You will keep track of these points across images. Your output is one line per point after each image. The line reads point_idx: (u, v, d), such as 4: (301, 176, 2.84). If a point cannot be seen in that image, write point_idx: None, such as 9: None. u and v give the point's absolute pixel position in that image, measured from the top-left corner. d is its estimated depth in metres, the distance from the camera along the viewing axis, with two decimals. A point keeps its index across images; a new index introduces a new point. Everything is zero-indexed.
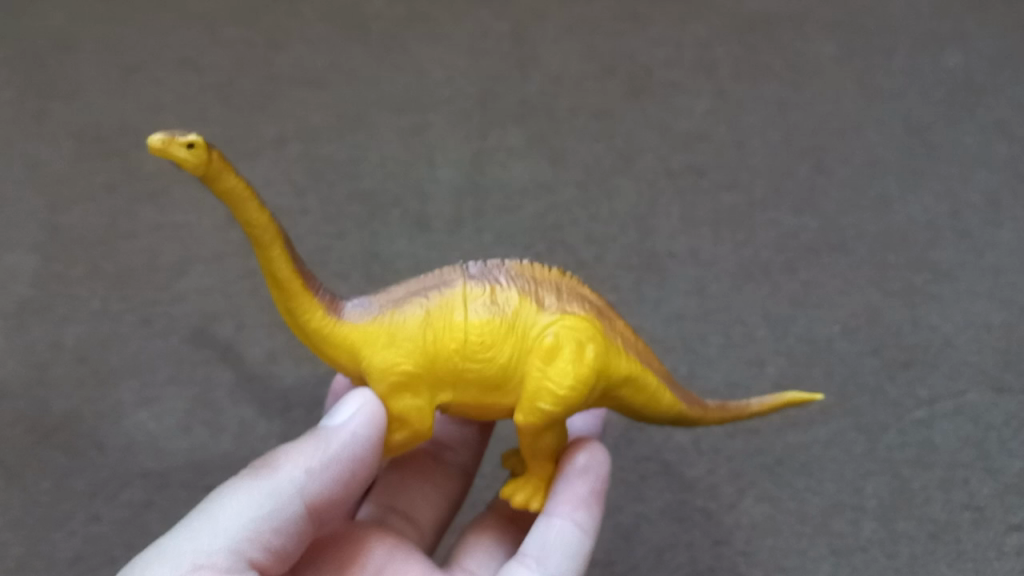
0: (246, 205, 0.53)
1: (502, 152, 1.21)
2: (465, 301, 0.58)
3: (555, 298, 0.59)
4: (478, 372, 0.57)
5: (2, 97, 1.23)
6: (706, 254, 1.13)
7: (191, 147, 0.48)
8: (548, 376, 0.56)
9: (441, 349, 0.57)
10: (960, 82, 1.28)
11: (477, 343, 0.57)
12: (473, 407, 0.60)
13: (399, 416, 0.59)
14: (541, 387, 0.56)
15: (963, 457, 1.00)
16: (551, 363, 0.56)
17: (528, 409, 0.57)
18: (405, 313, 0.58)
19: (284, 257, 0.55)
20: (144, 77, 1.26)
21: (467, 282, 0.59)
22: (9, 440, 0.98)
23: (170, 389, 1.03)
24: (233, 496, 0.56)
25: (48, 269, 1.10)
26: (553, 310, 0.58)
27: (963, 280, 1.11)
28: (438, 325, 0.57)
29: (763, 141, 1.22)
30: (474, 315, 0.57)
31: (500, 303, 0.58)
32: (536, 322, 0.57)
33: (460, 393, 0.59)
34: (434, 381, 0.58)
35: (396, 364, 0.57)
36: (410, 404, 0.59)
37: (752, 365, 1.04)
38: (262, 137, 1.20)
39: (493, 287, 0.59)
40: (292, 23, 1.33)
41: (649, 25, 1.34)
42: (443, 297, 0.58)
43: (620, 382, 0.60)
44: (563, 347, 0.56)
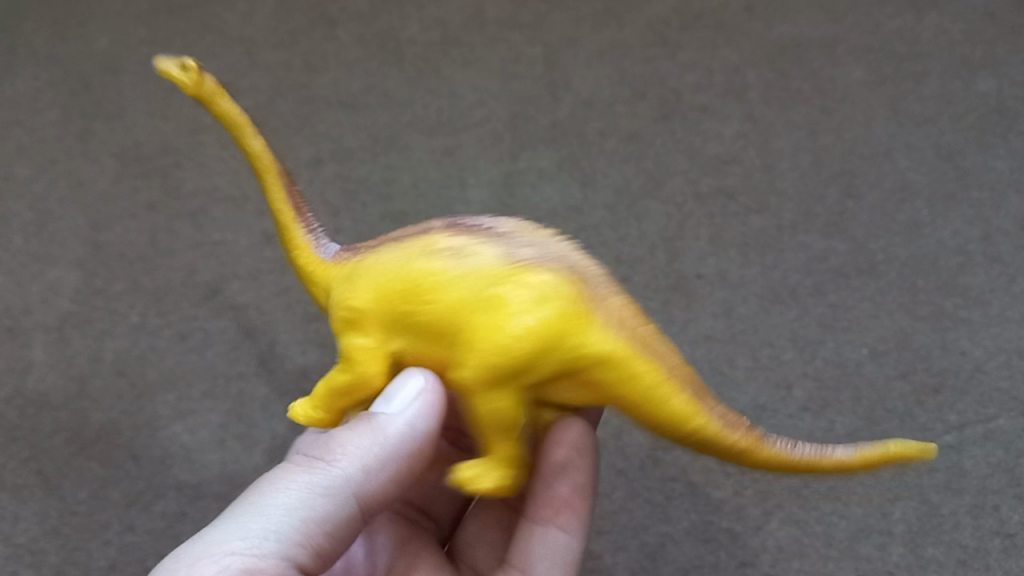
0: (246, 136, 0.56)
1: (532, 174, 1.23)
2: (432, 239, 0.50)
3: (534, 251, 0.48)
4: (421, 313, 0.48)
5: (49, 119, 1.29)
6: (735, 276, 1.13)
7: (185, 69, 0.54)
8: (483, 324, 0.46)
9: (393, 285, 0.49)
10: (992, 108, 1.26)
11: (423, 280, 0.48)
12: (431, 364, 0.50)
13: (345, 358, 0.51)
14: (479, 333, 0.46)
15: (993, 483, 0.99)
16: (493, 308, 0.46)
17: (465, 357, 0.46)
18: (377, 250, 0.52)
19: (283, 191, 0.57)
20: (184, 98, 1.31)
21: (447, 225, 0.51)
22: (51, 451, 1.03)
23: (206, 402, 1.07)
24: (283, 493, 0.51)
25: (90, 285, 1.15)
26: (522, 259, 0.48)
27: (995, 305, 1.10)
28: (397, 260, 0.50)
29: (792, 163, 1.22)
30: (433, 252, 0.49)
31: (465, 245, 0.49)
32: (498, 269, 0.47)
33: (412, 337, 0.49)
34: (385, 320, 0.50)
35: (345, 297, 0.51)
36: (356, 344, 0.50)
37: (779, 388, 1.05)
38: (297, 160, 1.24)
39: (469, 232, 0.50)
40: (328, 47, 1.36)
41: (679, 50, 1.34)
42: (416, 237, 0.51)
43: (592, 357, 0.46)
44: (515, 294, 0.46)
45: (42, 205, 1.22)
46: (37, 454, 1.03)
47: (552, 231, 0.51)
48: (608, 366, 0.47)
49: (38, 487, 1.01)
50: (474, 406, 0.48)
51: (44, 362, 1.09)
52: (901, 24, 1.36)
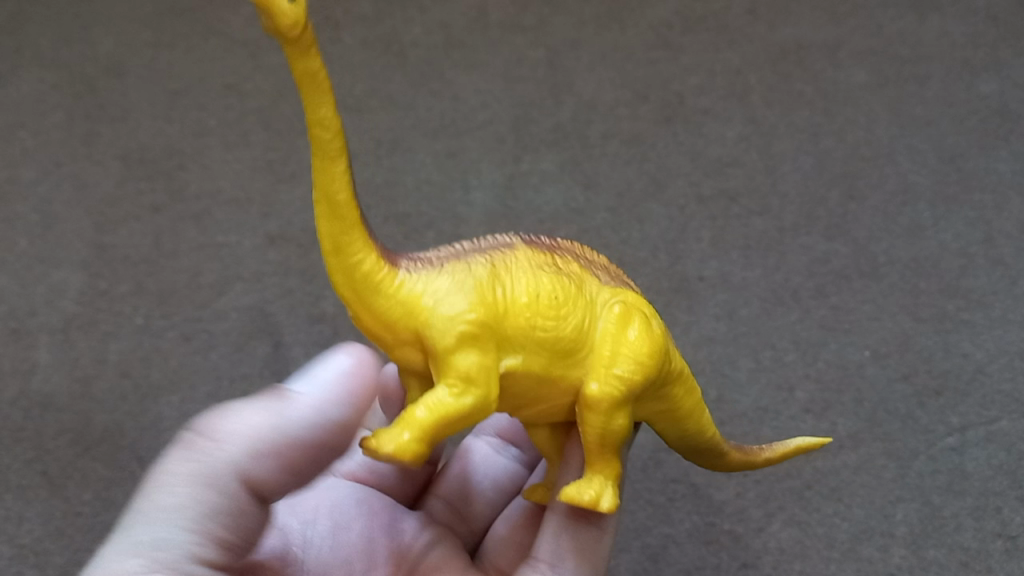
0: (319, 103, 0.43)
1: (535, 176, 1.23)
2: (529, 257, 0.50)
3: (607, 276, 0.54)
4: (555, 332, 0.48)
5: (54, 122, 1.30)
6: (737, 279, 1.13)
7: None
8: (618, 345, 0.50)
9: (512, 304, 0.48)
10: (994, 110, 1.26)
11: (554, 300, 0.49)
12: (534, 384, 0.50)
13: (457, 381, 0.46)
14: (615, 352, 0.50)
15: (996, 485, 0.99)
16: (626, 329, 0.50)
17: (604, 375, 0.49)
18: (465, 264, 0.49)
19: (345, 177, 0.44)
20: (189, 101, 1.31)
21: (525, 244, 0.51)
22: (55, 452, 1.04)
23: (209, 404, 1.07)
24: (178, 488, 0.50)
25: (94, 287, 1.15)
26: (609, 285, 0.53)
27: (997, 307, 1.10)
28: (504, 279, 0.48)
29: (794, 166, 1.23)
30: (542, 274, 0.49)
31: (562, 267, 0.51)
32: (606, 292, 0.52)
33: (528, 355, 0.49)
34: (501, 339, 0.48)
35: (458, 315, 0.47)
36: (476, 364, 0.46)
37: (781, 390, 1.05)
38: (301, 162, 1.25)
39: (552, 253, 0.52)
40: (332, 50, 1.37)
41: (682, 53, 1.34)
42: (505, 255, 0.50)
43: (676, 376, 0.55)
44: (633, 316, 0.51)
45: (46, 207, 1.22)
46: (41, 455, 1.03)
47: (595, 254, 0.56)
48: (682, 383, 0.55)
49: (41, 488, 1.01)
50: (590, 422, 0.50)
51: (48, 364, 1.10)
52: (903, 26, 1.36)
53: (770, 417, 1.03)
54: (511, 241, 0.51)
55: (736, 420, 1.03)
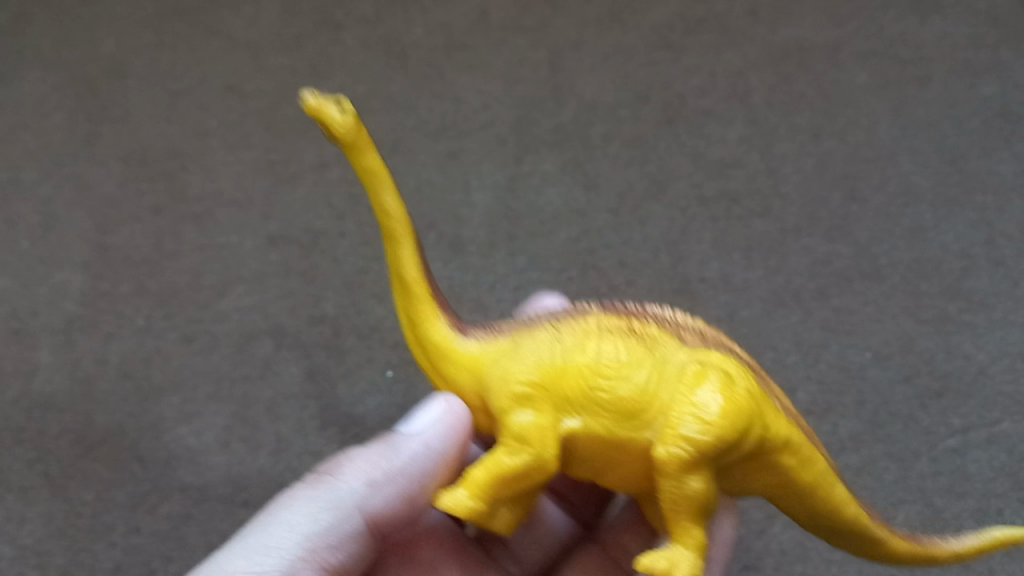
0: (381, 193, 0.52)
1: (536, 177, 1.23)
2: (604, 320, 0.50)
3: (696, 336, 0.50)
4: (614, 394, 0.47)
5: (55, 122, 1.30)
6: (738, 280, 1.13)
7: (343, 110, 0.49)
8: (691, 407, 0.45)
9: (572, 368, 0.48)
10: (995, 112, 1.26)
11: (614, 362, 0.48)
12: (604, 450, 0.48)
13: (512, 439, 0.47)
14: (686, 415, 0.45)
15: (997, 487, 1.00)
16: (701, 389, 0.46)
17: (671, 440, 0.45)
18: (534, 331, 0.50)
19: (412, 257, 0.52)
20: (190, 102, 1.31)
21: (605, 310, 0.51)
22: (56, 452, 1.04)
23: (211, 405, 1.07)
24: (290, 509, 0.56)
25: (96, 287, 1.15)
26: (693, 345, 0.49)
27: (999, 309, 1.10)
28: (569, 346, 0.49)
29: (796, 167, 1.23)
30: (611, 337, 0.49)
31: (641, 329, 0.50)
32: (685, 352, 0.49)
33: (590, 419, 0.47)
34: (560, 402, 0.47)
35: (513, 377, 0.48)
36: (528, 424, 0.47)
37: (783, 391, 1.05)
38: (303, 163, 1.25)
39: (632, 316, 0.51)
40: (333, 51, 1.37)
41: (683, 54, 1.34)
42: (578, 321, 0.50)
43: (774, 439, 0.48)
44: (710, 375, 0.47)
45: (48, 208, 1.22)
46: (43, 456, 1.03)
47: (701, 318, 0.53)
48: (789, 451, 0.49)
49: (43, 489, 1.01)
50: (665, 490, 0.46)
51: (49, 365, 1.10)
52: (905, 27, 1.36)
53: None
54: (591, 306, 0.52)
55: None
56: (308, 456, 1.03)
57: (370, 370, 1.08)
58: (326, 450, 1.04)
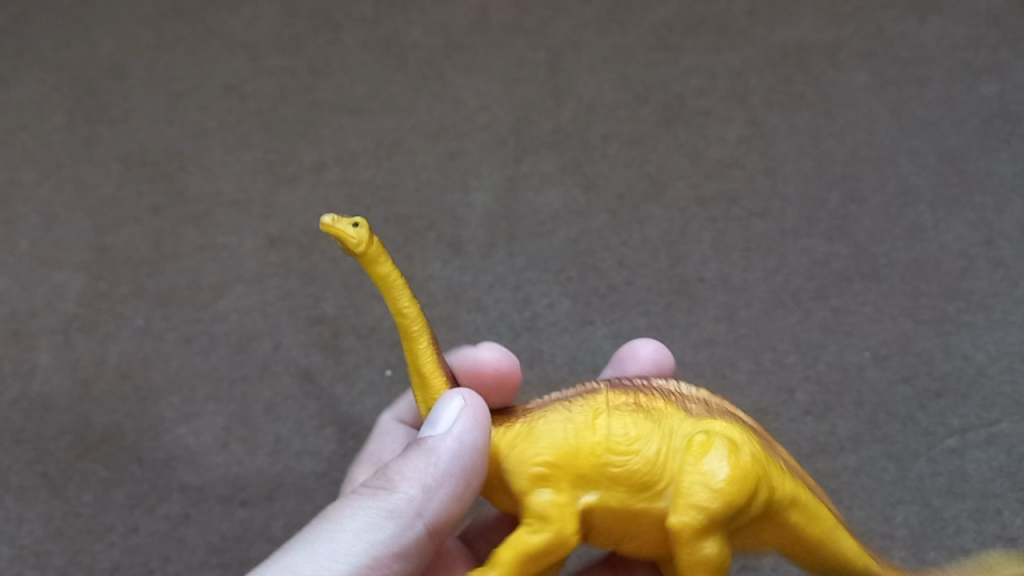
0: (397, 295, 0.54)
1: (536, 178, 1.23)
2: (612, 400, 0.53)
3: (699, 408, 0.54)
4: (625, 470, 0.50)
5: (55, 123, 1.30)
6: (737, 280, 1.13)
7: (357, 226, 0.52)
8: (699, 476, 0.49)
9: (585, 446, 0.51)
10: (994, 112, 1.26)
11: (624, 441, 0.51)
12: (623, 519, 0.51)
13: (535, 519, 0.51)
14: (695, 484, 0.49)
15: (996, 487, 0.99)
16: (707, 458, 0.49)
17: (682, 507, 0.49)
18: (548, 414, 0.54)
19: (430, 350, 0.56)
20: (189, 103, 1.31)
21: (611, 390, 0.55)
22: (55, 453, 1.04)
23: (210, 405, 1.07)
24: (352, 517, 0.56)
25: (95, 288, 1.15)
26: (696, 416, 0.53)
27: (998, 309, 1.10)
28: (582, 427, 0.52)
29: (795, 168, 1.23)
30: (619, 416, 0.52)
31: (645, 406, 0.53)
32: (689, 425, 0.52)
33: (606, 492, 0.51)
34: (577, 479, 0.51)
35: (531, 459, 0.52)
36: (548, 501, 0.51)
37: (782, 392, 1.05)
38: (302, 164, 1.25)
39: (637, 394, 0.54)
40: (333, 52, 1.37)
41: (682, 54, 1.34)
42: (588, 401, 0.54)
43: (779, 498, 0.52)
44: (714, 443, 0.50)
45: (48, 208, 1.23)
46: (41, 456, 1.04)
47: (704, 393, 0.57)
48: (796, 508, 0.52)
49: (42, 489, 1.02)
50: (683, 555, 0.49)
51: (49, 365, 1.10)
52: (904, 28, 1.36)
53: (770, 418, 1.03)
54: (599, 386, 0.55)
55: None
56: (307, 457, 1.03)
57: (369, 371, 1.08)
58: (324, 450, 1.04)
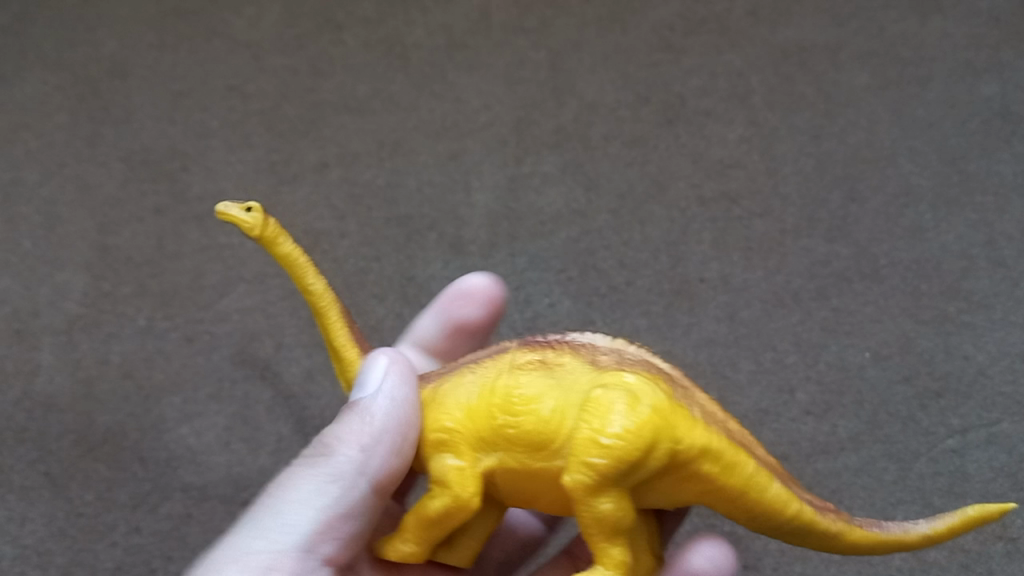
0: (302, 274, 0.58)
1: (537, 177, 1.23)
2: (515, 358, 0.51)
3: (611, 358, 0.50)
4: (522, 428, 0.47)
5: (57, 123, 1.30)
6: (738, 280, 1.13)
7: (249, 212, 0.56)
8: (592, 426, 0.45)
9: (483, 409, 0.49)
10: (995, 112, 1.26)
11: (519, 396, 0.48)
12: (525, 480, 0.49)
13: (437, 484, 0.50)
14: (586, 438, 0.45)
15: (996, 487, 0.99)
16: (602, 408, 0.45)
17: (574, 465, 0.45)
18: (452, 379, 0.53)
19: (341, 325, 0.59)
20: (192, 103, 1.32)
21: (520, 347, 0.52)
22: (58, 452, 1.04)
23: (212, 405, 1.07)
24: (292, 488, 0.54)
25: (97, 288, 1.15)
26: (604, 367, 0.49)
27: (999, 309, 1.10)
28: (481, 389, 0.50)
29: (796, 168, 1.23)
30: (519, 374, 0.49)
31: (550, 361, 0.50)
32: (591, 376, 0.48)
33: (504, 455, 0.48)
34: (477, 441, 0.49)
35: (437, 424, 0.51)
36: (449, 465, 0.49)
37: (783, 392, 1.05)
38: (304, 163, 1.25)
39: (547, 349, 0.51)
40: (335, 52, 1.37)
41: (684, 54, 1.35)
42: (494, 362, 0.51)
43: (687, 452, 0.46)
44: (611, 395, 0.46)
45: (50, 208, 1.23)
46: (44, 456, 1.04)
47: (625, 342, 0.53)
48: (710, 459, 0.46)
49: (45, 489, 1.02)
50: (583, 515, 0.46)
51: (51, 365, 1.10)
52: (905, 28, 1.36)
53: (771, 418, 1.03)
54: (511, 345, 0.53)
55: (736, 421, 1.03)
56: None
57: None
58: None
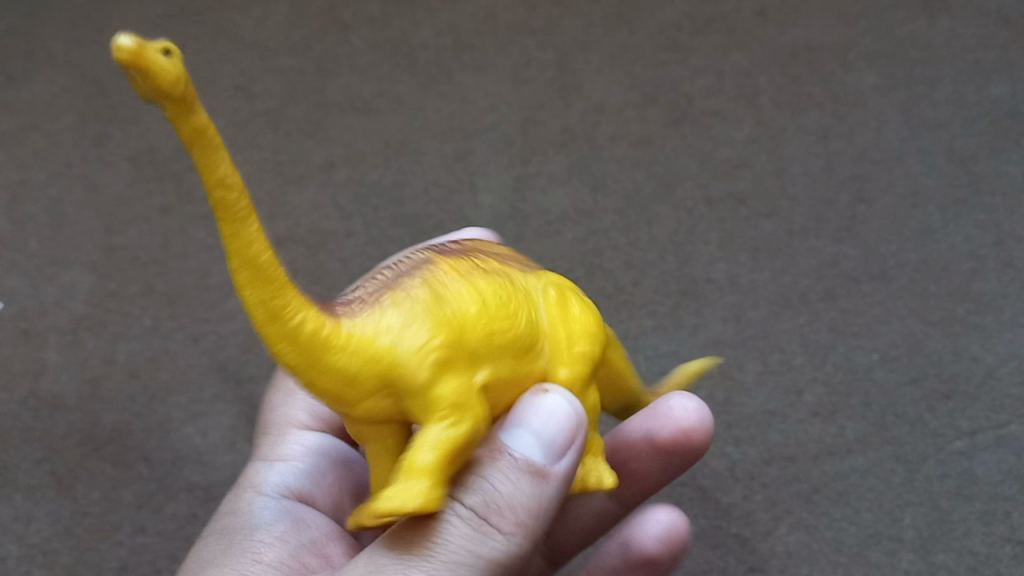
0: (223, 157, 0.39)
1: (543, 178, 1.23)
2: (456, 267, 0.48)
3: (518, 263, 0.53)
4: (517, 332, 0.47)
5: (64, 123, 1.30)
6: (745, 281, 1.13)
7: (169, 53, 0.35)
8: (568, 323, 0.51)
9: (469, 317, 0.46)
10: (1004, 113, 1.26)
11: (500, 301, 0.47)
12: (510, 391, 0.49)
13: (448, 409, 0.44)
14: (566, 334, 0.50)
15: (1005, 490, 0.99)
16: (568, 308, 0.51)
17: (570, 360, 0.50)
18: (404, 290, 0.46)
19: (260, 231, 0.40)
20: (199, 103, 1.32)
21: (444, 258, 0.49)
22: (64, 452, 1.04)
23: (218, 405, 1.07)
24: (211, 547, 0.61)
25: (104, 288, 1.16)
26: (530, 273, 0.52)
27: (1009, 310, 1.09)
28: (451, 300, 0.46)
29: (803, 168, 1.22)
30: (480, 282, 0.47)
31: (489, 270, 0.49)
32: (532, 278, 0.51)
33: (499, 366, 0.47)
34: (475, 355, 0.46)
35: (427, 343, 0.44)
36: (459, 387, 0.45)
37: (789, 393, 1.05)
38: (310, 163, 1.25)
39: (471, 258, 0.50)
40: (341, 52, 1.37)
41: (691, 54, 1.34)
42: (434, 272, 0.47)
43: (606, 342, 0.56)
44: (563, 297, 0.52)
45: (57, 208, 1.23)
46: (50, 455, 1.04)
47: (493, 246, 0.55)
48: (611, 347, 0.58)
49: (50, 488, 1.02)
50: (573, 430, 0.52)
51: (57, 364, 1.10)
52: (914, 28, 1.35)
53: (778, 421, 1.03)
54: (426, 259, 0.49)
55: (743, 422, 1.04)
56: None
57: None
58: None
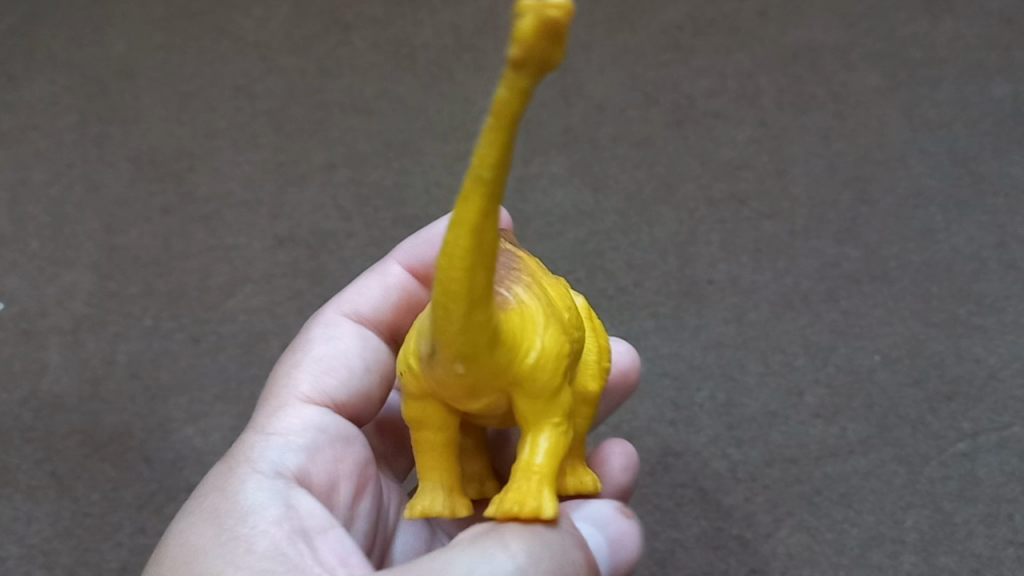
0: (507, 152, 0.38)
1: (545, 178, 1.22)
2: (540, 276, 0.53)
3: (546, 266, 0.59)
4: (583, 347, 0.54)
5: (66, 123, 1.30)
6: (747, 282, 1.13)
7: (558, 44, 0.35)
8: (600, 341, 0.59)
9: (569, 328, 0.51)
10: (1007, 114, 1.25)
11: (575, 314, 0.54)
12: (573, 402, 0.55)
13: (558, 415, 0.50)
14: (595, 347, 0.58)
15: (1007, 492, 0.98)
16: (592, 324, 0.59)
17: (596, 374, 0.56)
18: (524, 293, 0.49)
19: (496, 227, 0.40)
20: (200, 103, 1.32)
21: (523, 261, 0.53)
22: (64, 452, 1.04)
23: (218, 406, 1.07)
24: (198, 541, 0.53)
25: (105, 288, 1.16)
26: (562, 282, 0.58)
27: (1011, 312, 1.09)
28: (558, 310, 0.51)
29: (805, 169, 1.22)
30: (556, 290, 0.53)
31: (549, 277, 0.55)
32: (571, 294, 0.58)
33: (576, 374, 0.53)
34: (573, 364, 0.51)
35: (548, 349, 0.48)
36: (566, 396, 0.50)
37: (790, 395, 1.05)
38: (311, 163, 1.25)
39: (531, 262, 0.55)
40: (342, 52, 1.37)
41: (693, 55, 1.34)
42: (533, 278, 0.52)
43: None
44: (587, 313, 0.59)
45: (58, 208, 1.23)
46: (50, 456, 1.04)
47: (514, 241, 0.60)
48: None
49: (50, 488, 1.01)
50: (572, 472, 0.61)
51: (58, 364, 1.10)
52: (916, 29, 1.35)
53: (779, 422, 1.03)
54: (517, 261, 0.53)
55: (744, 423, 1.03)
56: None
57: None
58: None
